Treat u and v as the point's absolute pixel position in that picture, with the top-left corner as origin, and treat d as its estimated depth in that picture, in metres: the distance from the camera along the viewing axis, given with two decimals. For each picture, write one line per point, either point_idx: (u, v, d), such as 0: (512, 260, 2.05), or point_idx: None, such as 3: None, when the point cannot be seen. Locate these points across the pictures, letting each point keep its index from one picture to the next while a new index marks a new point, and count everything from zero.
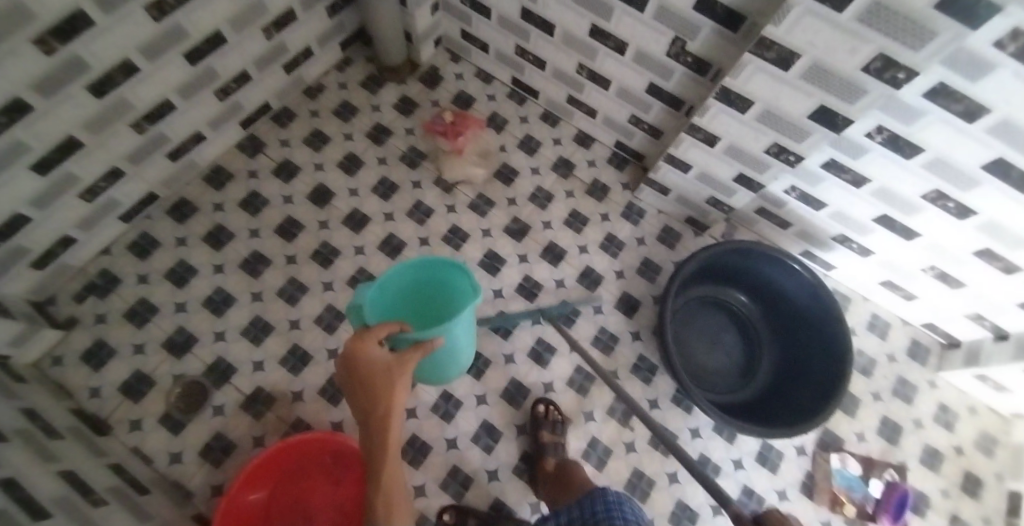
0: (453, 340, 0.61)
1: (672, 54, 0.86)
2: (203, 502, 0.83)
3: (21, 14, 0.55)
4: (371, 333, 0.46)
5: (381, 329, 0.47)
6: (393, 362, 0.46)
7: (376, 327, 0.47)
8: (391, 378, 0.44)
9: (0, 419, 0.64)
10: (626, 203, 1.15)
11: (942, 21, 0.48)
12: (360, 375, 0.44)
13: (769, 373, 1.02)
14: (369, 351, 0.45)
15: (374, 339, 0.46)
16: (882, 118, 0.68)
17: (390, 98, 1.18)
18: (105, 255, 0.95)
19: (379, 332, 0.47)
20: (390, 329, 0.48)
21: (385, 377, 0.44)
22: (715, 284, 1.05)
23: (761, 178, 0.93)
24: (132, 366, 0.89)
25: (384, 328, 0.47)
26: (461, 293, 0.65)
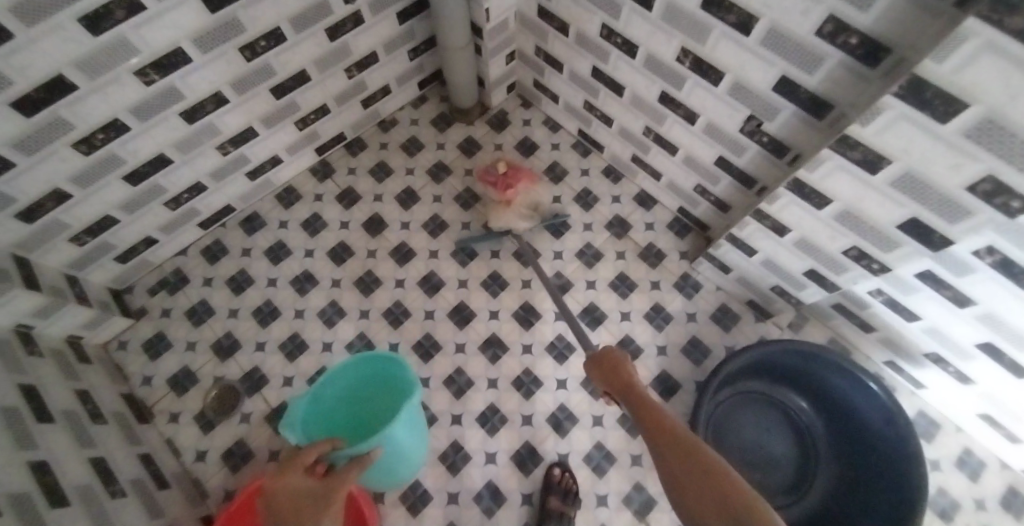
0: (395, 437, 0.72)
1: (746, 131, 0.79)
2: (215, 504, 0.87)
3: (127, 49, 0.62)
4: (300, 460, 0.58)
5: (308, 453, 0.59)
6: (320, 487, 0.55)
7: (306, 452, 0.60)
8: (322, 496, 0.53)
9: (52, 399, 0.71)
10: (681, 274, 1.07)
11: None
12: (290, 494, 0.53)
13: (822, 498, 0.88)
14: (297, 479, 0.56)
15: (302, 462, 0.58)
16: (995, 240, 0.55)
17: (456, 138, 1.21)
18: (181, 256, 1.05)
19: (308, 454, 0.59)
20: (321, 448, 0.61)
21: (316, 498, 0.52)
22: (769, 382, 0.94)
23: (837, 278, 0.83)
24: (182, 362, 0.96)
25: (314, 448, 0.60)
26: (405, 383, 0.79)
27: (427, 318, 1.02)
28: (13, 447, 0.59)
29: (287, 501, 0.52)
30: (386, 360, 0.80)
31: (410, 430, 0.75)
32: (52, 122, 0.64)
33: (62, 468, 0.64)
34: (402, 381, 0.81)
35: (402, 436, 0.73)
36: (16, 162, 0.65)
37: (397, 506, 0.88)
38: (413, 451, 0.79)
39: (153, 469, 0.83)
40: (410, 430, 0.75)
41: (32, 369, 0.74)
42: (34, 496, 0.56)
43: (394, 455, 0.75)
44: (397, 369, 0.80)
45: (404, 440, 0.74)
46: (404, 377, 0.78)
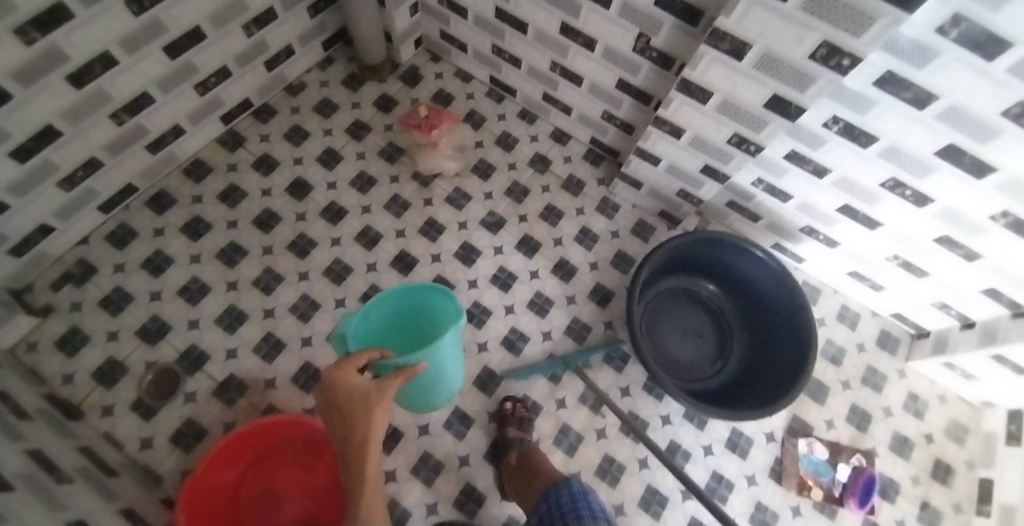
0: (439, 358, 0.73)
1: (638, 49, 0.88)
2: (172, 486, 0.84)
3: (3, 5, 0.56)
4: (350, 361, 0.54)
5: (359, 356, 0.54)
6: (371, 389, 0.52)
7: (357, 355, 0.55)
8: (368, 411, 0.51)
9: None
10: (601, 198, 1.16)
11: (875, 5, 0.49)
12: (342, 401, 0.52)
13: (741, 361, 1.03)
14: (349, 379, 0.52)
15: (354, 366, 0.53)
16: (834, 108, 0.71)
17: (371, 96, 1.20)
18: (83, 245, 0.96)
19: (359, 360, 0.55)
20: (371, 354, 0.56)
21: (364, 408, 0.51)
22: (685, 275, 1.07)
23: (727, 168, 0.94)
24: (106, 352, 0.89)
25: (364, 354, 0.55)
26: (449, 312, 0.79)
27: (369, 271, 1.03)
28: None
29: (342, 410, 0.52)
30: (430, 290, 0.81)
31: (451, 352, 0.76)
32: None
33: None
34: (442, 313, 0.81)
35: (445, 358, 0.74)
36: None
37: None
38: (448, 375, 0.79)
39: (96, 460, 0.78)
40: (450, 354, 0.76)
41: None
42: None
43: (432, 375, 0.76)
44: (440, 299, 0.81)
45: (445, 362, 0.75)
46: (449, 307, 0.79)
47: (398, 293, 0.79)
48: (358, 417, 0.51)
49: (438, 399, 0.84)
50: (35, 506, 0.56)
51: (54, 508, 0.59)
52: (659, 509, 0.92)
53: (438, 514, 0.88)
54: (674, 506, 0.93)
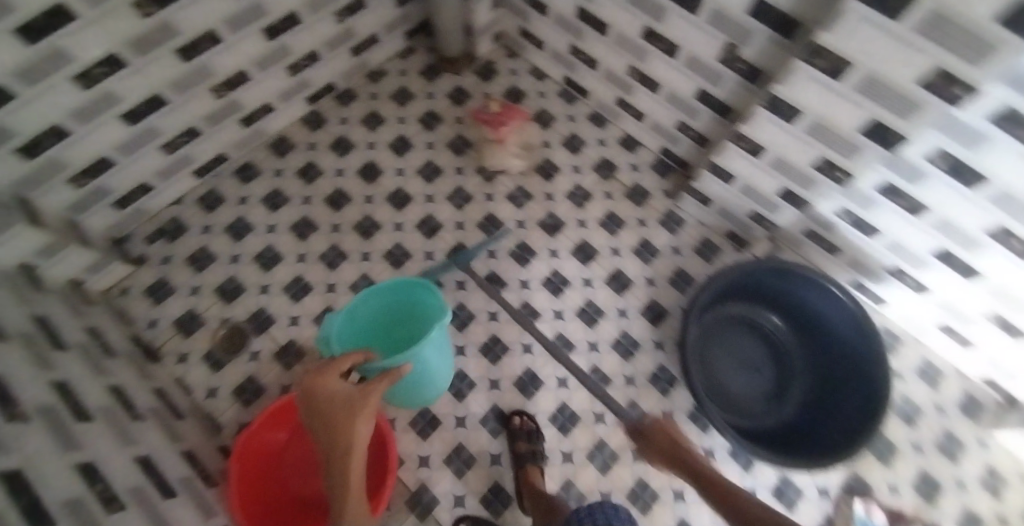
0: (424, 358, 0.75)
1: (724, 60, 0.82)
2: (229, 436, 0.90)
3: None
4: (334, 366, 0.59)
5: (341, 362, 0.60)
6: (355, 392, 0.56)
7: (340, 359, 0.60)
8: (354, 407, 0.55)
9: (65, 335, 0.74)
10: (666, 211, 1.12)
11: (1002, 35, 0.43)
12: (325, 408, 0.55)
13: (801, 403, 0.96)
14: (332, 384, 0.57)
15: (337, 368, 0.59)
16: (940, 141, 0.62)
17: (445, 87, 1.22)
18: (177, 205, 1.05)
19: (342, 363, 0.60)
20: (354, 358, 0.61)
21: (348, 406, 0.55)
22: (747, 304, 1.01)
23: (809, 195, 0.88)
24: (186, 305, 0.97)
25: (348, 358, 0.61)
26: (436, 309, 0.82)
27: (426, 259, 1.05)
28: (35, 367, 0.62)
29: (325, 412, 0.55)
30: (418, 287, 0.83)
31: (437, 351, 0.78)
32: (50, 54, 0.60)
33: (83, 388, 0.68)
34: (427, 308, 0.85)
35: (431, 356, 0.76)
36: (7, 102, 0.61)
37: (407, 431, 0.94)
38: (438, 373, 0.82)
39: (167, 403, 0.85)
40: (440, 348, 0.79)
41: (31, 304, 0.75)
42: (62, 409, 0.60)
43: (418, 374, 0.78)
44: (426, 295, 0.83)
45: (432, 360, 0.77)
46: (435, 304, 0.82)
47: (380, 290, 0.82)
48: (343, 418, 0.53)
49: (430, 398, 0.87)
50: (111, 437, 0.64)
51: (125, 442, 0.66)
52: None
53: (464, 506, 0.89)
54: None
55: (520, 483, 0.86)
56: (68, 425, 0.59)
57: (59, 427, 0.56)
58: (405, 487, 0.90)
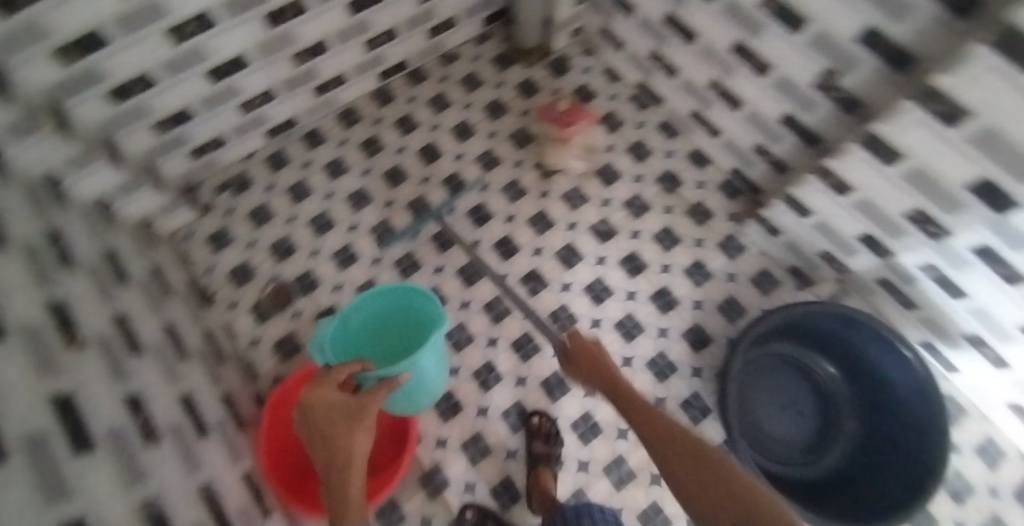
0: (421, 366, 0.76)
1: (818, 86, 0.76)
2: (265, 386, 0.95)
3: None
4: (332, 377, 0.62)
5: (339, 372, 0.63)
6: (352, 403, 0.60)
7: (338, 370, 0.63)
8: (352, 419, 0.59)
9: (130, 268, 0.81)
10: (726, 235, 1.07)
11: None
12: (323, 419, 0.59)
13: (843, 460, 0.90)
14: (330, 396, 0.60)
15: (336, 378, 0.62)
16: None
17: (516, 78, 1.21)
18: (248, 161, 1.10)
19: (340, 374, 0.63)
20: (352, 367, 0.64)
21: (347, 416, 0.59)
22: (800, 346, 0.96)
23: (894, 244, 0.81)
24: (243, 256, 1.03)
25: (346, 367, 0.64)
26: (431, 316, 0.84)
27: (472, 247, 1.05)
28: (98, 298, 0.68)
29: (323, 422, 0.59)
30: (413, 293, 0.85)
31: (434, 359, 0.79)
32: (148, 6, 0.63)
33: (138, 320, 0.74)
34: (426, 316, 0.85)
35: (428, 364, 0.77)
36: (102, 47, 0.65)
37: (429, 411, 0.96)
38: (434, 382, 0.82)
39: (213, 346, 0.91)
40: (434, 358, 0.79)
41: (102, 238, 0.81)
42: (116, 340, 0.65)
43: (415, 383, 0.79)
44: (422, 302, 0.85)
45: (428, 368, 0.78)
46: (431, 310, 0.83)
47: (378, 294, 0.84)
48: (343, 429, 0.58)
49: (427, 405, 0.88)
50: (157, 372, 0.70)
51: (169, 378, 0.72)
52: None
53: (473, 494, 0.90)
54: None
55: (531, 482, 0.87)
56: (121, 357, 0.64)
57: (113, 357, 0.62)
58: (420, 464, 0.92)
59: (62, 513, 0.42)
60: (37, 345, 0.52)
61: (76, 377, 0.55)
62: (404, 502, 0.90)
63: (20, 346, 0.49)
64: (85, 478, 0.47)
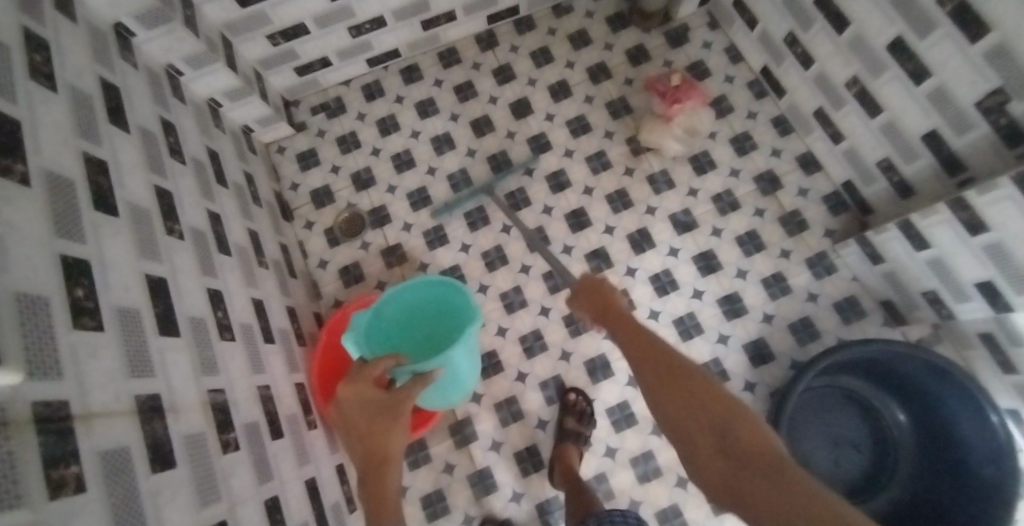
0: (454, 362, 0.74)
1: (983, 107, 0.64)
2: (325, 307, 0.99)
3: None
4: (366, 372, 0.60)
5: (374, 368, 0.60)
6: (389, 399, 0.60)
7: (372, 366, 0.61)
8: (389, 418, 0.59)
9: (226, 171, 0.84)
10: (818, 251, 0.98)
11: None
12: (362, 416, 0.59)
13: (888, 509, 0.84)
14: (367, 392, 0.60)
15: (371, 375, 0.60)
16: None
17: (627, 43, 1.13)
18: (344, 86, 1.11)
19: (374, 369, 0.60)
20: (388, 363, 0.61)
21: (384, 414, 0.59)
22: (871, 384, 0.89)
23: (1014, 299, 0.69)
24: (325, 180, 1.06)
25: (382, 363, 0.60)
26: (462, 309, 0.81)
27: (544, 212, 1.03)
28: (200, 196, 0.71)
29: (360, 417, 0.59)
30: (446, 285, 0.83)
31: (467, 354, 0.77)
32: None
33: (230, 223, 0.77)
34: (458, 309, 0.83)
35: (461, 359, 0.75)
36: None
37: None
38: (466, 377, 0.81)
39: (287, 259, 0.95)
40: (467, 354, 0.78)
41: (209, 137, 0.84)
42: (209, 237, 0.69)
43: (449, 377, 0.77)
44: (454, 293, 0.83)
45: (462, 363, 0.76)
46: (463, 303, 0.81)
47: (411, 286, 0.82)
48: (381, 428, 0.59)
49: (460, 400, 0.87)
50: (238, 274, 0.73)
51: (247, 282, 0.75)
52: None
53: (499, 453, 0.92)
54: None
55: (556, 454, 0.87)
56: (210, 252, 0.67)
57: (203, 251, 0.66)
58: (453, 412, 0.95)
59: (141, 387, 0.45)
60: (142, 228, 0.55)
61: (171, 265, 0.58)
62: (431, 444, 0.93)
63: (127, 226, 0.52)
64: (167, 359, 0.51)
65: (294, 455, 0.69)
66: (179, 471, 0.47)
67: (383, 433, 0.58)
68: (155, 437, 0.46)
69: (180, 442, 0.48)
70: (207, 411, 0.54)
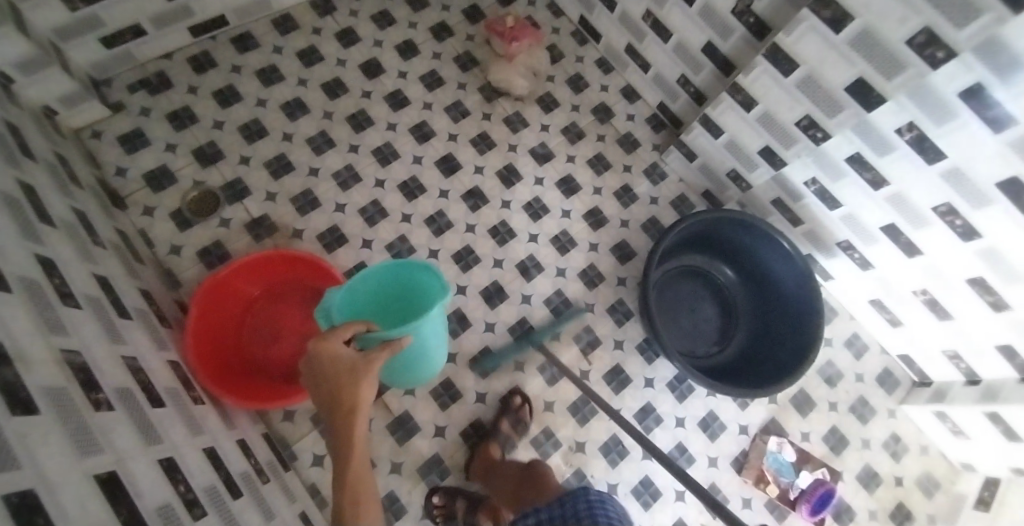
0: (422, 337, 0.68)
1: (736, 12, 0.83)
2: (187, 292, 0.90)
3: None
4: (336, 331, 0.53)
5: (347, 327, 0.54)
6: (357, 359, 0.51)
7: (342, 327, 0.54)
8: (357, 379, 0.50)
9: (32, 147, 0.73)
10: (651, 162, 1.16)
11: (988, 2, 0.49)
12: (331, 377, 0.51)
13: (741, 349, 1.04)
14: (335, 349, 0.51)
15: (339, 334, 0.53)
16: (915, 115, 0.67)
17: (462, 3, 1.21)
18: (166, 60, 1.01)
19: (345, 330, 0.54)
20: (357, 325, 0.55)
21: (351, 376, 0.50)
22: (705, 256, 1.07)
23: (785, 154, 0.90)
24: (161, 159, 0.96)
25: (352, 324, 0.55)
26: (438, 289, 0.73)
27: (414, 163, 1.06)
28: (4, 163, 0.61)
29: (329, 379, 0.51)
30: (424, 268, 0.75)
31: (435, 331, 0.71)
32: None
33: (47, 197, 0.67)
34: (426, 287, 0.76)
35: (427, 335, 0.69)
36: None
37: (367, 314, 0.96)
38: (434, 351, 0.76)
39: (128, 245, 0.84)
40: (437, 328, 0.72)
41: (4, 110, 0.73)
42: (24, 203, 0.59)
43: (417, 352, 0.71)
44: (431, 276, 0.75)
45: (428, 339, 0.70)
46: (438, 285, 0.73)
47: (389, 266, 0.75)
48: (347, 389, 0.50)
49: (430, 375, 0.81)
50: (71, 248, 0.64)
51: (83, 258, 0.66)
52: (617, 458, 0.95)
53: (414, 395, 0.93)
54: (632, 461, 0.95)
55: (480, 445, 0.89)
56: (30, 222, 0.58)
57: (21, 217, 0.57)
58: None
59: None
60: None
61: None
62: None
63: None
64: (1, 307, 0.42)
65: (184, 426, 0.63)
66: (45, 418, 0.39)
67: (349, 396, 0.49)
68: (6, 382, 0.37)
69: (38, 391, 0.40)
70: (64, 368, 0.46)
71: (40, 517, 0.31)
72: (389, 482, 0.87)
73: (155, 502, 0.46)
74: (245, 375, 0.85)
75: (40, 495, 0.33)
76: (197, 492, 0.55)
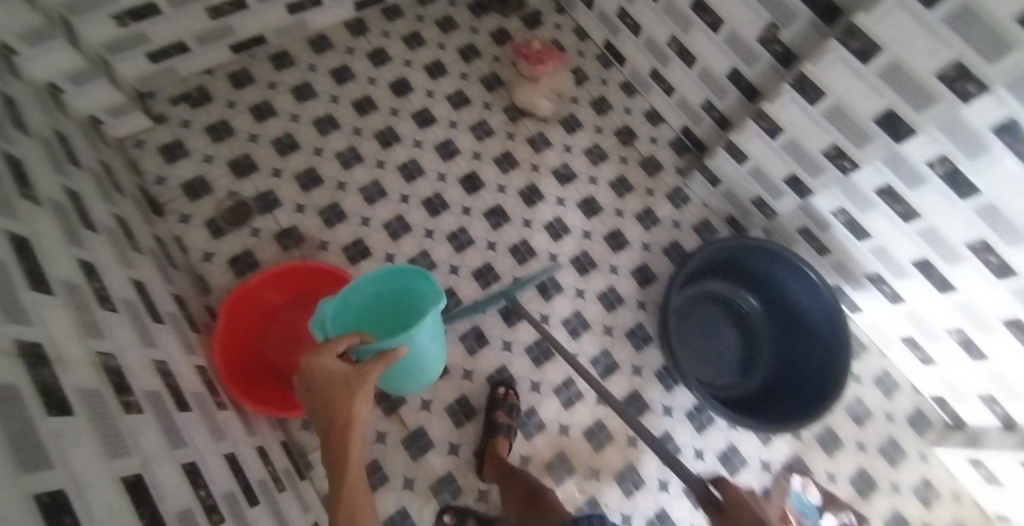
0: (419, 343, 0.69)
1: (763, 41, 0.84)
2: (216, 299, 0.92)
3: None
4: (330, 344, 0.54)
5: (340, 340, 0.54)
6: (350, 371, 0.52)
7: (336, 340, 0.54)
8: (350, 392, 0.50)
9: (79, 155, 0.77)
10: (673, 186, 1.16)
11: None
12: (324, 391, 0.51)
13: (764, 381, 1.01)
14: (328, 362, 0.52)
15: (333, 348, 0.53)
16: (948, 148, 0.65)
17: (489, 25, 1.24)
18: (206, 75, 1.06)
19: (338, 342, 0.54)
20: (351, 338, 0.56)
21: (344, 389, 0.50)
22: (728, 283, 1.06)
23: (812, 183, 0.89)
24: (198, 169, 0.99)
25: (345, 337, 0.55)
26: (430, 295, 0.75)
27: (438, 179, 1.07)
28: (53, 171, 0.64)
29: (322, 393, 0.51)
30: (414, 274, 0.77)
31: (432, 337, 0.71)
32: None
33: (91, 203, 0.70)
34: (419, 296, 0.78)
35: (425, 341, 0.70)
36: None
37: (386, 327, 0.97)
38: (429, 361, 0.76)
39: (164, 251, 0.87)
40: (434, 335, 0.73)
41: (55, 120, 0.77)
42: (68, 209, 0.62)
43: (413, 359, 0.72)
44: (422, 283, 0.76)
45: (426, 345, 0.71)
46: (430, 291, 0.74)
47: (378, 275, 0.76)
48: (340, 403, 0.50)
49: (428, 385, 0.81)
50: (110, 253, 0.67)
51: (122, 263, 0.68)
52: (632, 488, 0.93)
53: (429, 411, 0.92)
54: (648, 491, 0.93)
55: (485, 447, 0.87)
56: (74, 227, 0.61)
57: (66, 223, 0.59)
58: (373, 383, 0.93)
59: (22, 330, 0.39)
60: None
61: (33, 227, 0.51)
62: None
63: None
64: (44, 313, 0.44)
65: (207, 430, 0.63)
66: (79, 419, 0.40)
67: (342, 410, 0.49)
68: (44, 382, 0.38)
69: (74, 392, 0.41)
70: (99, 371, 0.48)
71: (68, 517, 0.31)
72: (402, 498, 0.87)
73: (177, 506, 0.47)
74: (263, 383, 0.85)
75: (69, 495, 0.33)
76: (216, 497, 0.55)
